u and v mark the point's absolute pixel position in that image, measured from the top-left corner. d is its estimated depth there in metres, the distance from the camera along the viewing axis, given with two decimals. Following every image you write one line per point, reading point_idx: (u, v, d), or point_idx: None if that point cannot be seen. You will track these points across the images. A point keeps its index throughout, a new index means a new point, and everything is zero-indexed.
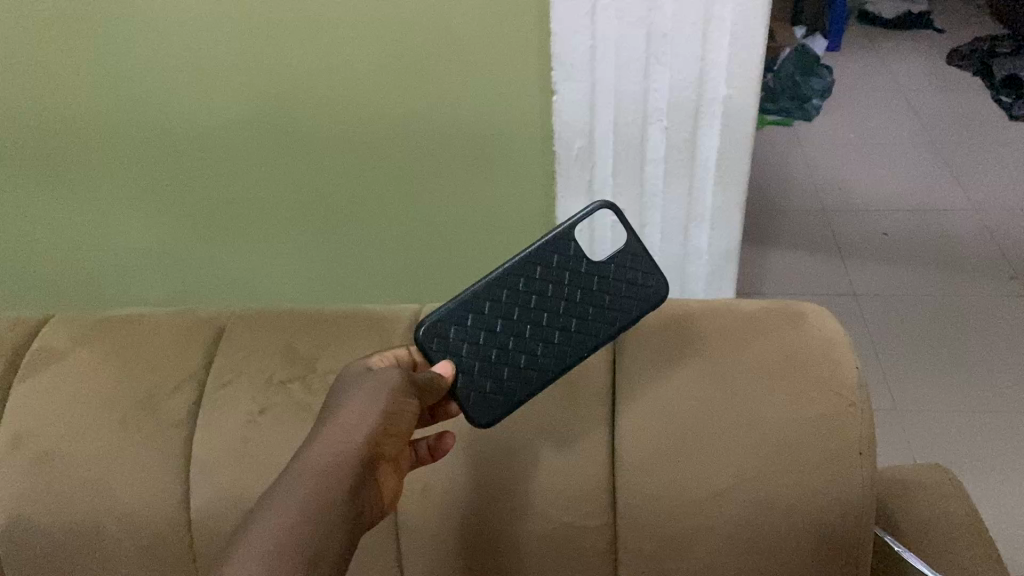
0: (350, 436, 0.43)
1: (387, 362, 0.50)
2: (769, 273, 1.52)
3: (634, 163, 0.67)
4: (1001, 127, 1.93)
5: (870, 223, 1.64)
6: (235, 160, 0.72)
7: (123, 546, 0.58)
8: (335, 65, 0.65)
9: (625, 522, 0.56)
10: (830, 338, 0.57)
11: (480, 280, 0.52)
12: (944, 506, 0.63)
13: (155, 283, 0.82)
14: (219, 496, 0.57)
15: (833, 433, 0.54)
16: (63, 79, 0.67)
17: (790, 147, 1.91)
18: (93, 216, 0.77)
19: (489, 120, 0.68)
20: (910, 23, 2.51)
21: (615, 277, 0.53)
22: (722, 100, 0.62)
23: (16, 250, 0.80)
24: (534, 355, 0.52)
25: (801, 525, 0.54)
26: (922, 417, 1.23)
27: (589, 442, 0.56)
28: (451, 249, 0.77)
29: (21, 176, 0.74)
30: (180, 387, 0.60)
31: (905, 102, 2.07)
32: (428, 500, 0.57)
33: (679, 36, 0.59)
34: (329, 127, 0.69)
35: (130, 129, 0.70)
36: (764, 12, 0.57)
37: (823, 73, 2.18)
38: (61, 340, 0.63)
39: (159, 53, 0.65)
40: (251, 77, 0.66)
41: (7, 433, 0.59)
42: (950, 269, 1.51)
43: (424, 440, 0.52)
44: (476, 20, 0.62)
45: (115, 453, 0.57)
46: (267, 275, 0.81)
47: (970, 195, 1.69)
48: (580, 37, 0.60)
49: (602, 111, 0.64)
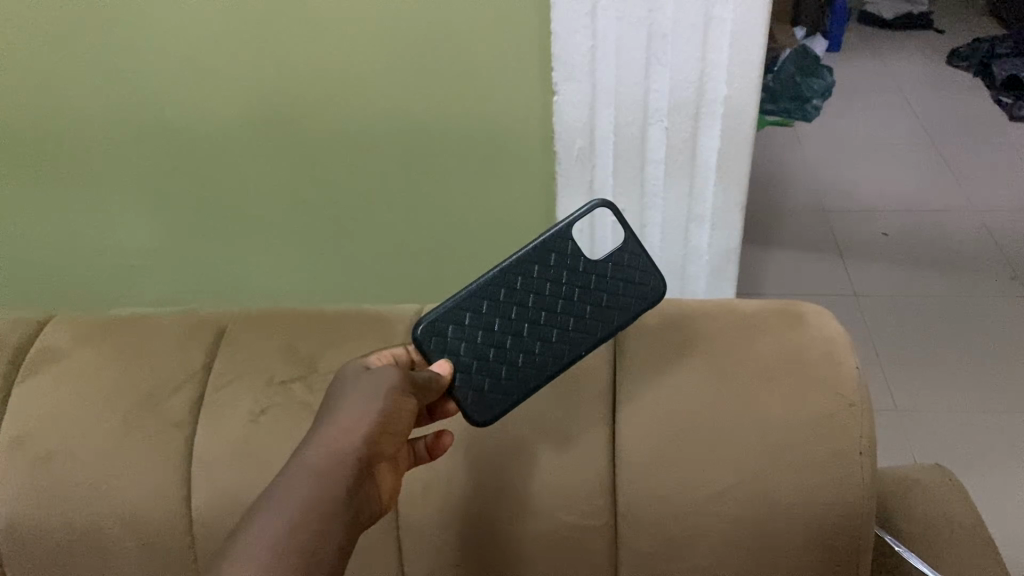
0: (348, 435, 0.43)
1: (385, 360, 0.50)
2: (769, 273, 1.52)
3: (634, 163, 0.67)
4: (1000, 128, 1.93)
5: (870, 223, 1.64)
6: (236, 160, 0.72)
7: (124, 545, 0.58)
8: (336, 66, 0.65)
9: (626, 522, 0.56)
10: (831, 338, 0.57)
11: (478, 279, 0.52)
12: (944, 506, 0.63)
13: (156, 283, 0.83)
14: (220, 496, 0.57)
15: (833, 432, 0.54)
16: (64, 79, 0.67)
17: (790, 148, 1.91)
18: (94, 216, 0.77)
19: (489, 120, 0.68)
20: (910, 24, 2.51)
21: (612, 276, 0.54)
22: (723, 100, 0.62)
23: (17, 250, 0.80)
24: (532, 354, 0.52)
25: (801, 524, 0.54)
26: (922, 417, 1.23)
27: (590, 442, 0.57)
28: (451, 249, 0.78)
29: (22, 177, 0.74)
30: (181, 387, 0.60)
31: (905, 103, 2.08)
32: (428, 500, 0.57)
33: (679, 36, 0.59)
34: (329, 128, 0.69)
35: (131, 129, 0.70)
36: (764, 12, 0.58)
37: (823, 73, 2.18)
38: (62, 339, 0.63)
39: (160, 54, 0.65)
40: (252, 77, 0.66)
41: (9, 433, 0.59)
42: (950, 269, 1.51)
43: (423, 438, 0.52)
44: (477, 21, 0.62)
45: (116, 453, 0.58)
46: (267, 275, 0.81)
47: (969, 196, 1.69)
48: (580, 38, 0.60)
49: (602, 111, 0.64)
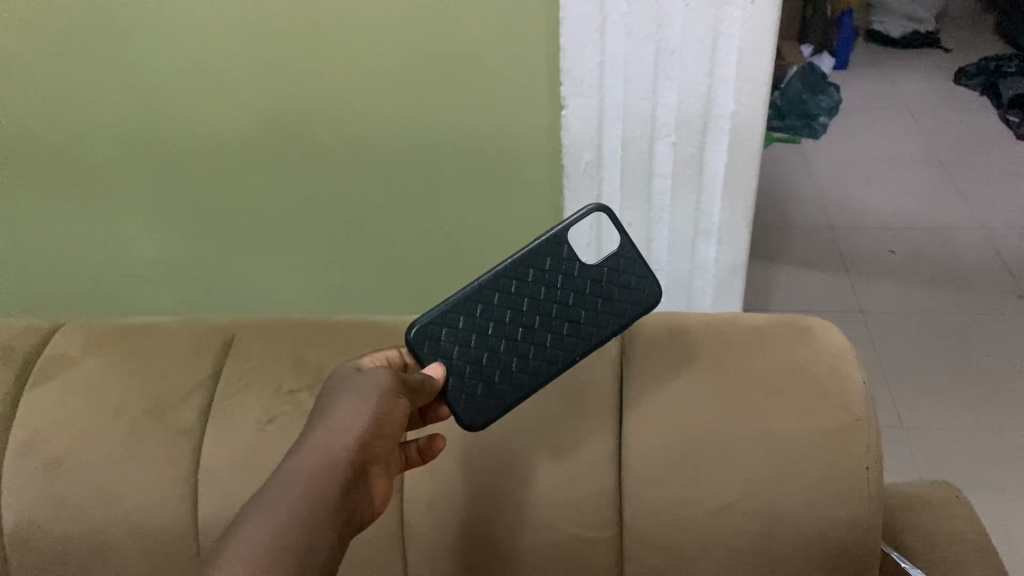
0: (341, 436, 0.43)
1: (378, 362, 0.50)
2: (774, 289, 1.52)
3: (642, 177, 0.67)
4: (1008, 146, 1.93)
5: (875, 240, 1.64)
6: (247, 171, 0.73)
7: (130, 552, 0.58)
8: (345, 81, 0.66)
9: (632, 535, 0.56)
10: (838, 355, 0.57)
11: (472, 282, 0.52)
12: (951, 523, 0.62)
13: (165, 292, 0.83)
14: (228, 502, 0.57)
15: (840, 448, 0.54)
16: (76, 91, 0.68)
17: (795, 165, 1.92)
18: (106, 225, 0.78)
19: (498, 136, 0.69)
20: (915, 43, 2.53)
21: (608, 281, 0.53)
22: (730, 116, 0.63)
23: (27, 260, 0.81)
24: (525, 358, 0.52)
25: (809, 538, 0.54)
26: (929, 433, 1.23)
27: (594, 455, 0.57)
28: (459, 260, 0.78)
29: (32, 188, 0.75)
30: (190, 396, 0.60)
31: (912, 122, 2.08)
32: (434, 510, 0.57)
33: (686, 52, 0.59)
34: (338, 140, 0.70)
35: (142, 140, 0.71)
36: (772, 29, 0.58)
37: (831, 91, 2.19)
38: (71, 347, 0.63)
39: (171, 67, 0.66)
40: (265, 89, 0.67)
41: (18, 440, 0.59)
42: (958, 287, 1.51)
43: (414, 442, 0.52)
44: (485, 36, 0.62)
45: (123, 460, 0.58)
46: (276, 284, 0.82)
47: (977, 214, 1.70)
48: (589, 52, 0.61)
49: (609, 126, 0.65)
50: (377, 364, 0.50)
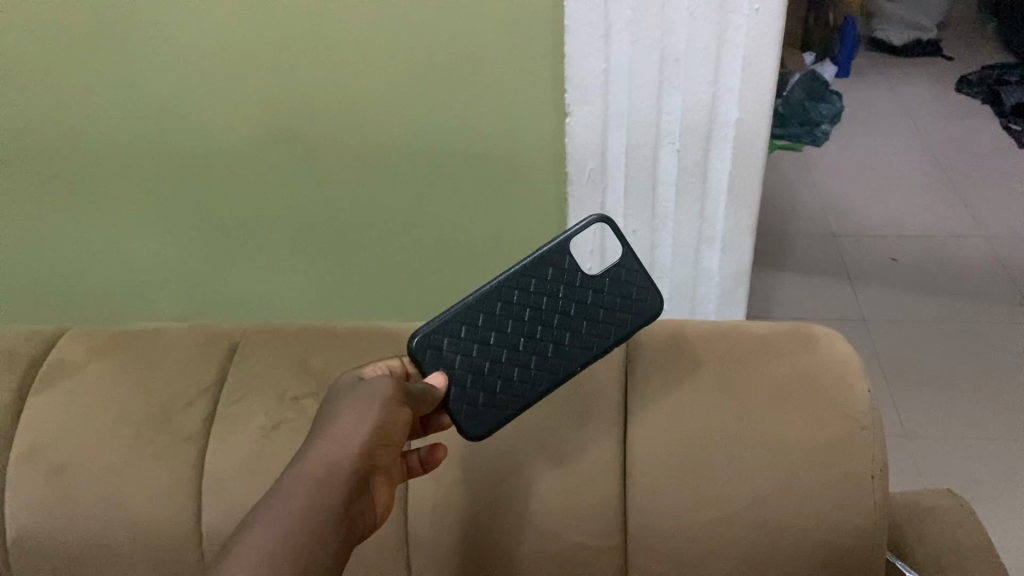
0: (343, 446, 0.43)
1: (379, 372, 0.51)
2: (777, 296, 1.52)
3: (646, 185, 0.67)
4: (1011, 155, 1.94)
5: (878, 248, 1.64)
6: (252, 178, 0.73)
7: (132, 558, 0.58)
8: (349, 88, 0.66)
9: (637, 543, 0.56)
10: (843, 363, 0.57)
11: (474, 292, 0.52)
12: (956, 531, 0.62)
13: (169, 297, 0.83)
14: (232, 508, 0.57)
15: (846, 456, 0.54)
16: (79, 97, 0.68)
17: (798, 173, 1.93)
18: (110, 231, 0.78)
19: (502, 142, 0.69)
20: (917, 51, 2.53)
21: (609, 291, 0.54)
22: (734, 124, 0.63)
23: (31, 266, 0.81)
24: (527, 368, 0.52)
25: (815, 546, 0.54)
26: (933, 441, 1.22)
27: (598, 463, 0.56)
28: (462, 267, 0.78)
29: (36, 194, 0.75)
30: (194, 403, 0.60)
31: (914, 130, 2.08)
32: (438, 517, 0.57)
33: (691, 60, 0.59)
34: (342, 146, 0.70)
35: (146, 145, 0.71)
36: (777, 38, 0.58)
37: (834, 100, 2.19)
38: (75, 353, 0.63)
39: (175, 74, 0.66)
40: (270, 96, 0.67)
41: (21, 446, 0.59)
42: (961, 295, 1.50)
43: (416, 452, 0.52)
44: (490, 43, 0.63)
45: (126, 466, 0.58)
46: (280, 291, 0.82)
47: (979, 222, 1.70)
48: (593, 60, 0.61)
49: (613, 134, 0.65)
50: (379, 374, 0.50)
